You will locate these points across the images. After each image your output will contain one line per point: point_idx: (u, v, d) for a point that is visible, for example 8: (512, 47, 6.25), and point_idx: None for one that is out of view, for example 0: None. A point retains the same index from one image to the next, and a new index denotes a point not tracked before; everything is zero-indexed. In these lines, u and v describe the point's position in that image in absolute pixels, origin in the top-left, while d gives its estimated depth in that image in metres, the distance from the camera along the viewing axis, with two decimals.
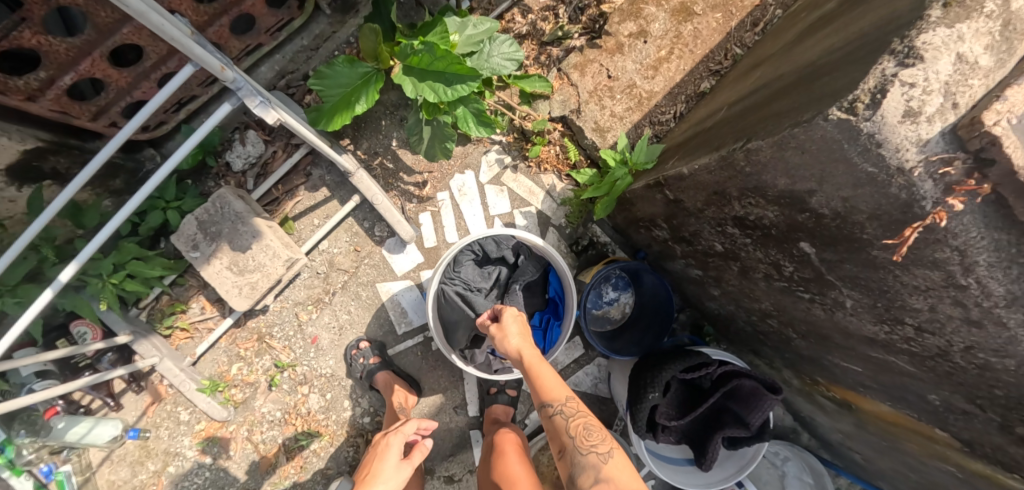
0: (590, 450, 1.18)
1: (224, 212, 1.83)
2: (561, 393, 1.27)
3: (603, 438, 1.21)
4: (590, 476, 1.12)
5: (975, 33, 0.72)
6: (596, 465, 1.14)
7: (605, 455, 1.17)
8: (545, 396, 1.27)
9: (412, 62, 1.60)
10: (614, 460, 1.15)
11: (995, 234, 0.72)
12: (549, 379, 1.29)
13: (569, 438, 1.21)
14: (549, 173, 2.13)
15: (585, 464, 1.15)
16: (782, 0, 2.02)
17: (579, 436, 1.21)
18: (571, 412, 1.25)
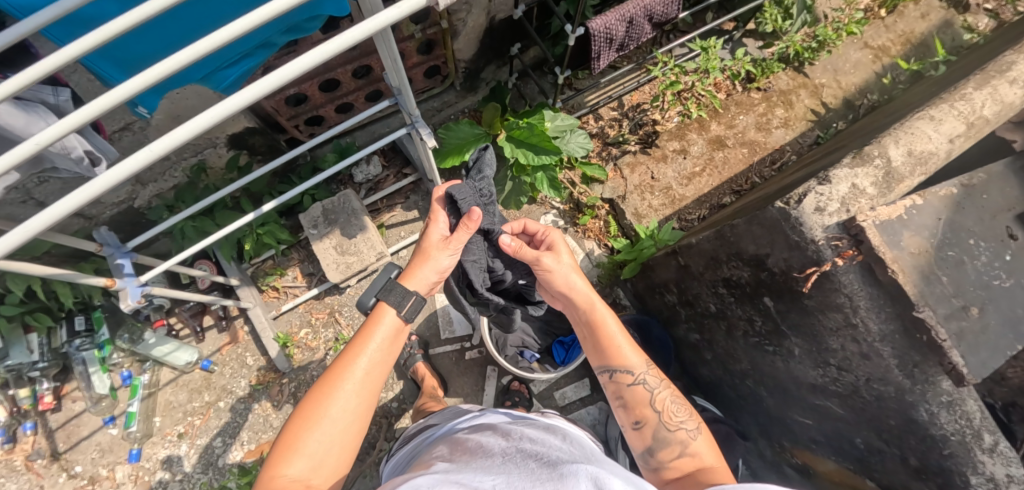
0: (674, 427, 1.30)
1: (344, 206, 2.41)
2: (637, 360, 1.36)
3: (685, 411, 1.34)
4: (675, 451, 1.25)
5: (866, 175, 1.26)
6: (682, 442, 1.27)
7: (692, 431, 1.29)
8: (620, 359, 1.35)
9: (514, 134, 2.21)
10: (700, 438, 1.28)
11: (868, 289, 1.19)
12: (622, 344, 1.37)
13: (650, 409, 1.33)
14: (590, 240, 2.56)
15: (670, 438, 1.28)
16: (798, 150, 2.61)
17: (663, 411, 1.33)
18: (652, 382, 1.35)
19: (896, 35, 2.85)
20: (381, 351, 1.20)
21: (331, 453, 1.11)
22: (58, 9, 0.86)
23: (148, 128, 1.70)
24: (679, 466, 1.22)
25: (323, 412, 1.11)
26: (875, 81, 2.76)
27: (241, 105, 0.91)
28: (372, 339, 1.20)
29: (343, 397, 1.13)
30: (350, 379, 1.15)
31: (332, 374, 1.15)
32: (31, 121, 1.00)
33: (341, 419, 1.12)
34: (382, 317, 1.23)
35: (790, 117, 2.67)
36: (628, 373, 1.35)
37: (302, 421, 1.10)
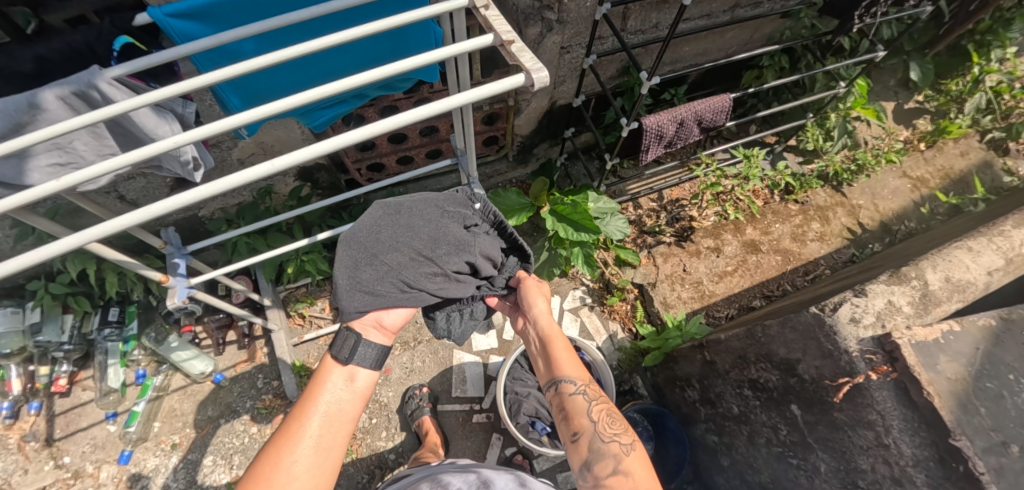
0: (612, 438, 1.23)
1: None
2: (576, 373, 1.34)
3: (624, 427, 1.27)
4: (607, 464, 1.16)
5: (902, 293, 1.30)
6: (615, 455, 1.18)
7: (627, 445, 1.21)
8: (564, 374, 1.33)
9: (557, 209, 2.33)
10: (634, 452, 1.19)
11: (902, 409, 1.17)
12: (566, 360, 1.37)
13: (587, 420, 1.27)
14: (615, 322, 2.55)
15: (605, 451, 1.19)
16: (831, 267, 2.63)
17: (600, 422, 1.27)
18: (591, 396, 1.31)
19: (934, 169, 2.96)
20: (340, 400, 1.13)
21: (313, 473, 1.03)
22: (217, 40, 1.05)
23: (234, 148, 1.82)
24: (611, 479, 1.13)
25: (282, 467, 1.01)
26: (913, 209, 2.82)
27: (339, 145, 1.05)
28: (328, 385, 1.15)
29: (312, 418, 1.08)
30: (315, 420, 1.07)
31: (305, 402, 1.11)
32: (159, 123, 1.16)
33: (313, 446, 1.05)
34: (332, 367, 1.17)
35: (826, 231, 2.73)
36: (570, 382, 1.32)
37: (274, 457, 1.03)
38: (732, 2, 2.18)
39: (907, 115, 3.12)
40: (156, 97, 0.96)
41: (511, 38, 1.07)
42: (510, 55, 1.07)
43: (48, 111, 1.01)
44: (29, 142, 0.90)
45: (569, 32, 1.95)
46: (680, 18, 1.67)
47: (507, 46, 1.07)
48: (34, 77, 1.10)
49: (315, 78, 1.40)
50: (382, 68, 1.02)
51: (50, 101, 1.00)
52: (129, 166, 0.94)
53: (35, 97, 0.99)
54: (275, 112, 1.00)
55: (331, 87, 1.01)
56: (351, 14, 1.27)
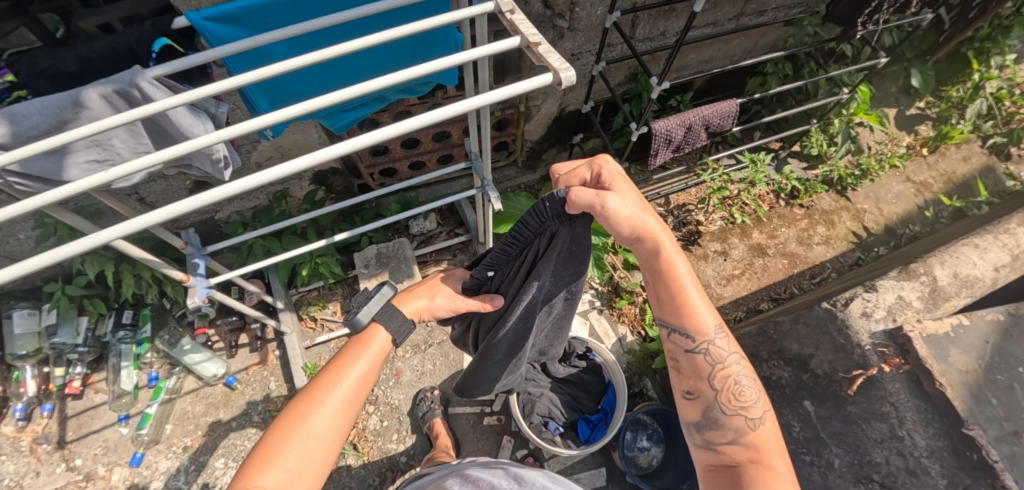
0: (735, 410, 1.14)
1: (396, 252, 2.45)
2: (710, 323, 1.18)
3: (756, 396, 1.16)
4: (727, 435, 1.12)
5: (911, 288, 1.35)
6: (740, 428, 1.11)
7: (753, 421, 1.12)
8: (692, 326, 1.17)
9: None
10: (763, 428, 1.11)
11: (915, 400, 1.21)
12: (694, 298, 1.18)
13: (704, 382, 1.18)
14: (624, 326, 2.52)
15: (726, 421, 1.13)
16: (838, 269, 2.67)
17: (724, 390, 1.16)
18: (720, 351, 1.18)
19: (937, 174, 3.02)
20: (363, 374, 1.12)
21: (288, 470, 0.98)
22: (253, 42, 1.09)
23: (253, 152, 1.87)
24: (733, 453, 1.09)
25: (298, 427, 1.02)
26: (917, 213, 2.88)
27: (372, 140, 1.08)
28: (356, 361, 1.13)
29: (329, 400, 1.06)
30: (338, 389, 1.07)
31: (333, 370, 1.11)
32: (194, 123, 1.21)
33: (310, 441, 1.02)
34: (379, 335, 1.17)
35: (831, 235, 2.77)
36: (685, 336, 1.18)
37: (268, 441, 1.01)
38: (737, 11, 2.24)
39: (909, 121, 3.18)
40: (197, 96, 0.99)
41: (537, 40, 1.11)
42: (536, 57, 1.11)
43: (91, 109, 1.05)
44: (77, 137, 0.94)
45: (580, 40, 2.01)
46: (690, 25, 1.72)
47: (533, 47, 1.11)
48: (76, 77, 1.15)
49: (340, 81, 1.44)
50: (413, 68, 1.06)
51: (94, 99, 1.05)
52: (171, 159, 0.97)
53: (80, 96, 1.03)
54: (311, 109, 1.03)
55: (364, 86, 1.05)
56: (374, 20, 1.32)
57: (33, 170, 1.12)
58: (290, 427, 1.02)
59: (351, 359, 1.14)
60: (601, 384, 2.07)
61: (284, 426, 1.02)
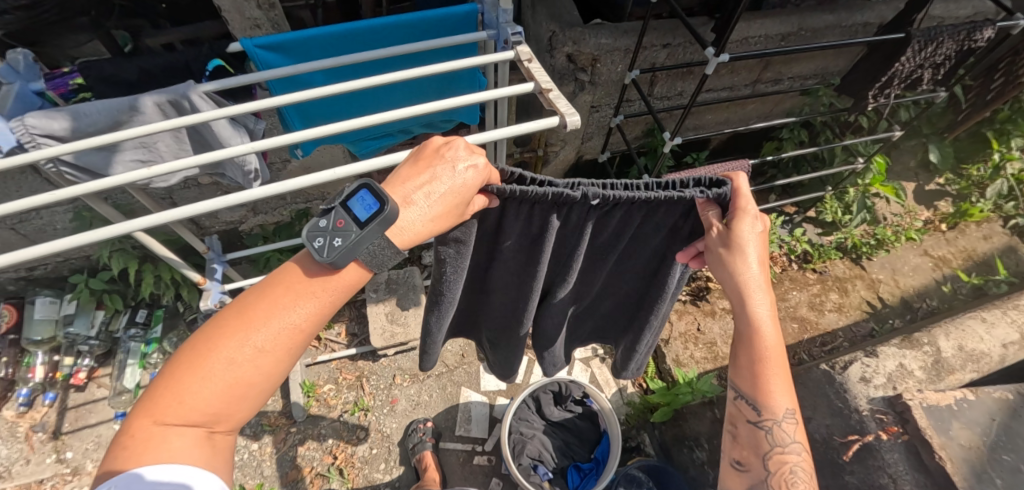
0: (781, 484, 0.99)
1: (405, 280, 2.47)
2: (781, 404, 1.04)
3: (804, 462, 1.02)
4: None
5: (913, 358, 1.41)
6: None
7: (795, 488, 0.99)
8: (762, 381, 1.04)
9: None
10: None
11: (915, 474, 1.19)
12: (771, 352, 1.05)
13: (756, 451, 1.04)
14: (625, 376, 2.49)
15: (767, 485, 0.98)
16: (850, 338, 2.62)
17: (778, 470, 1.01)
18: (786, 430, 1.02)
19: (955, 250, 2.99)
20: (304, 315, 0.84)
21: (196, 416, 0.79)
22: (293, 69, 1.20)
23: (283, 171, 1.99)
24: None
25: (214, 359, 0.79)
26: (934, 288, 2.83)
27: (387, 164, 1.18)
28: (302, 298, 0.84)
29: (253, 339, 0.80)
30: (268, 325, 0.81)
31: (268, 300, 0.83)
32: (233, 135, 1.31)
33: (220, 386, 0.79)
34: (347, 270, 0.87)
35: (844, 303, 2.73)
36: (752, 407, 1.05)
37: (173, 374, 0.79)
38: (753, 78, 2.33)
39: (927, 196, 3.19)
40: (236, 112, 1.09)
41: (549, 87, 1.20)
42: (547, 102, 1.20)
43: (144, 115, 1.16)
44: (126, 137, 1.04)
45: (599, 93, 2.11)
46: (704, 85, 1.79)
47: (545, 93, 1.20)
48: (136, 86, 1.27)
49: (369, 109, 1.55)
50: (434, 103, 1.15)
51: (148, 106, 1.15)
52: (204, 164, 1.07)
53: (137, 102, 1.14)
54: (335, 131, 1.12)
55: (387, 115, 1.14)
56: (406, 58, 1.43)
57: (83, 162, 1.22)
58: (198, 364, 0.79)
59: (297, 291, 0.85)
60: (595, 432, 2.02)
61: (193, 362, 0.79)
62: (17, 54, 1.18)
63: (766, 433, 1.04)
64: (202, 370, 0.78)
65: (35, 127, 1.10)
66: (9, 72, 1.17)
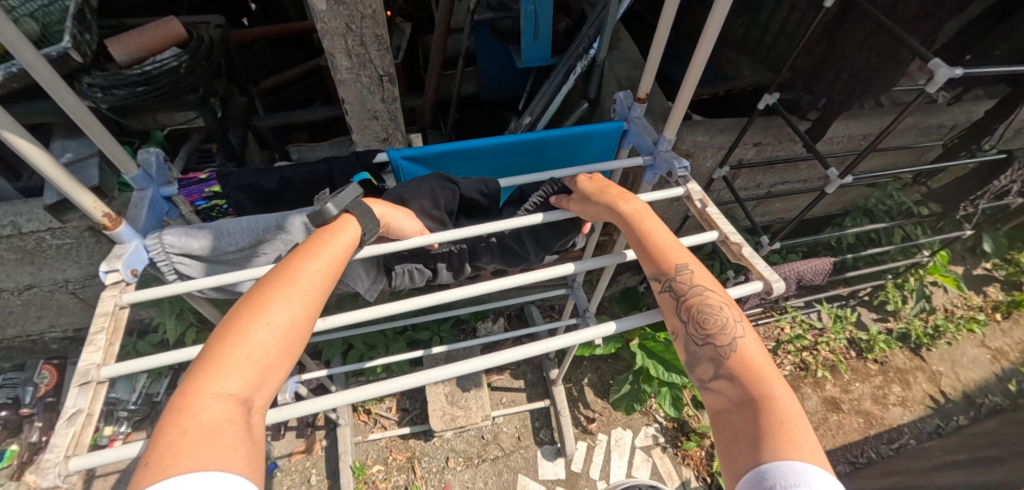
0: (707, 339, 0.93)
1: (466, 358, 2.41)
2: (679, 257, 1.00)
3: (727, 311, 0.95)
4: (706, 369, 0.91)
5: None
6: (716, 358, 0.90)
7: (729, 344, 0.90)
8: (662, 259, 1.01)
9: (648, 344, 2.32)
10: (747, 344, 0.90)
11: None
12: (664, 240, 1.03)
13: (678, 318, 0.98)
14: (689, 468, 2.37)
15: (705, 353, 0.92)
16: (916, 436, 2.56)
17: (694, 319, 0.95)
18: (688, 282, 0.98)
19: (1013, 341, 2.93)
20: (334, 254, 0.90)
21: (246, 377, 0.72)
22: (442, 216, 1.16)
23: None
24: (732, 396, 0.86)
25: (257, 319, 0.76)
26: (997, 383, 2.77)
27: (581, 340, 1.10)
28: (338, 238, 0.93)
29: (309, 279, 0.84)
30: (307, 272, 0.84)
31: (297, 257, 0.86)
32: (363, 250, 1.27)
33: (273, 335, 0.76)
34: (348, 222, 0.97)
35: (908, 396, 2.66)
36: (657, 278, 1.01)
37: (223, 332, 0.74)
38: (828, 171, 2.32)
39: (976, 281, 3.16)
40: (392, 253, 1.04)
41: (739, 240, 1.04)
42: (736, 256, 1.03)
43: (288, 234, 1.06)
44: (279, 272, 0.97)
45: None
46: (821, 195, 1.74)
47: (734, 246, 1.04)
48: (272, 193, 1.19)
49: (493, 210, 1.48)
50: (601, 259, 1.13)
51: (296, 225, 1.05)
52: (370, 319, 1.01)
53: (285, 221, 1.04)
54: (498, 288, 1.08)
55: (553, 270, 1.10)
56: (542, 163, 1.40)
57: None
58: (254, 316, 0.76)
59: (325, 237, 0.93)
60: None
61: (250, 311, 0.77)
62: (149, 155, 1.03)
63: (672, 294, 0.98)
64: (250, 316, 0.76)
65: (172, 246, 0.98)
66: (144, 177, 1.04)
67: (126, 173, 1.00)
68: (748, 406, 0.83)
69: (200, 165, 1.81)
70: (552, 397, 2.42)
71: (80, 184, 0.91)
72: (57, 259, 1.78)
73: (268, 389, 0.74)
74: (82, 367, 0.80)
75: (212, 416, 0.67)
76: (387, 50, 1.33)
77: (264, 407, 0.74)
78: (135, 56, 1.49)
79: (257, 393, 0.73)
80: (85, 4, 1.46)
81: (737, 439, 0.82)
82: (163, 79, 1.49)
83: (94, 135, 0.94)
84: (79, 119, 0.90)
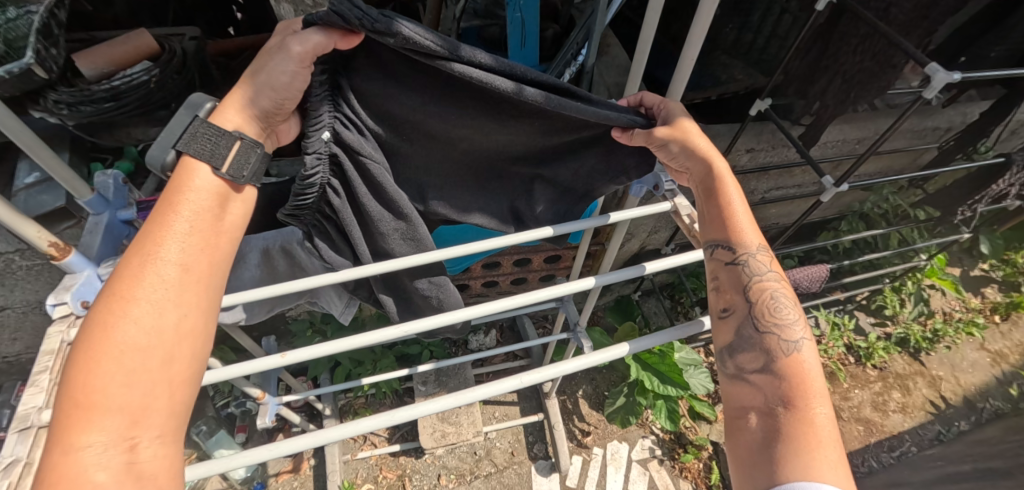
0: (768, 330, 0.88)
1: (457, 373, 2.36)
2: (753, 238, 0.95)
3: (790, 314, 0.89)
4: (757, 358, 0.87)
5: None
6: (770, 351, 0.86)
7: (792, 344, 0.85)
8: (737, 236, 0.95)
9: (642, 356, 2.27)
10: (806, 350, 0.85)
11: None
12: (740, 218, 0.96)
13: (740, 299, 0.93)
14: (687, 482, 2.31)
15: (758, 342, 0.88)
16: (918, 443, 2.50)
17: (760, 306, 0.91)
18: (761, 266, 0.94)
19: (1013, 344, 2.88)
20: (192, 236, 0.77)
21: (119, 419, 0.63)
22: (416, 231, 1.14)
23: None
24: (782, 395, 0.81)
25: (105, 355, 0.65)
26: (998, 387, 2.72)
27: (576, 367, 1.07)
28: (181, 214, 0.78)
29: (159, 277, 0.72)
30: (156, 275, 0.72)
31: (133, 261, 0.72)
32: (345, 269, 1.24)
33: (130, 360, 0.66)
34: (192, 184, 0.81)
35: (908, 403, 2.61)
36: (726, 248, 0.95)
37: (70, 380, 0.64)
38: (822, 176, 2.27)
39: (974, 282, 3.12)
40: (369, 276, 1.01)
41: None
42: None
43: None
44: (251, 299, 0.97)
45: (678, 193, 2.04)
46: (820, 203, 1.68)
47: None
48: None
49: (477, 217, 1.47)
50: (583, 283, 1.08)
51: None
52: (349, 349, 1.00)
53: None
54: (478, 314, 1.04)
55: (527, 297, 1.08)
56: None
57: None
58: (99, 350, 0.66)
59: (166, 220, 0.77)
60: None
61: (92, 347, 0.66)
62: (107, 178, 1.00)
63: (745, 271, 0.93)
64: (99, 351, 0.65)
65: None
66: (100, 202, 0.99)
67: (79, 197, 0.96)
68: (784, 411, 0.78)
69: None
70: (546, 410, 2.36)
71: (23, 214, 0.87)
72: (29, 280, 1.72)
73: (154, 418, 0.66)
74: (23, 411, 0.75)
75: (86, 477, 0.59)
76: None
77: (163, 438, 0.66)
78: (105, 70, 1.44)
79: (142, 428, 0.64)
80: (53, 18, 1.39)
81: (759, 457, 0.77)
82: (132, 93, 1.44)
83: (40, 159, 0.91)
84: (26, 145, 0.87)
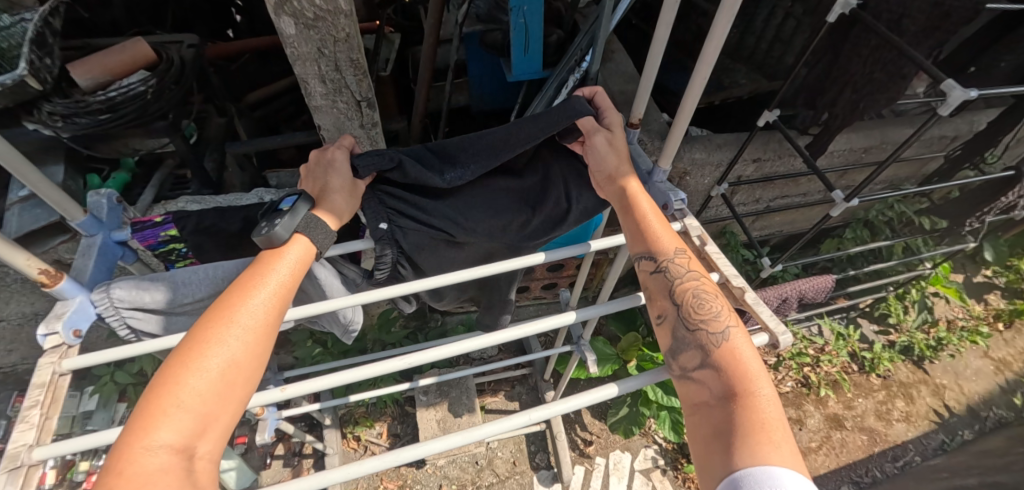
0: (697, 326, 0.89)
1: (459, 382, 2.34)
2: (670, 243, 0.97)
3: (717, 304, 0.91)
4: (694, 357, 0.87)
5: None
6: (705, 347, 0.86)
7: (720, 333, 0.86)
8: (653, 243, 0.97)
9: (645, 366, 2.26)
10: (736, 338, 0.86)
11: None
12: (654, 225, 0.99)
13: (668, 303, 0.94)
14: None
15: (692, 340, 0.88)
16: (922, 452, 2.49)
17: (687, 305, 0.91)
18: (682, 268, 0.95)
19: (1016, 352, 2.87)
20: (282, 277, 0.83)
21: (187, 425, 0.66)
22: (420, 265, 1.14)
23: None
24: (723, 390, 0.81)
25: (195, 364, 0.70)
26: (1001, 395, 2.71)
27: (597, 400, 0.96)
28: (283, 259, 0.85)
29: (254, 307, 0.77)
30: (250, 302, 0.77)
31: (241, 284, 0.80)
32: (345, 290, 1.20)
33: (218, 373, 0.70)
34: (296, 240, 0.89)
35: (911, 412, 2.60)
36: (648, 258, 0.96)
37: (161, 377, 0.68)
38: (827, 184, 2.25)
39: (977, 289, 3.10)
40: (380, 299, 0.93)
41: (742, 284, 0.99)
42: (741, 302, 0.99)
43: None
44: None
45: None
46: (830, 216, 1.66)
47: (736, 290, 1.00)
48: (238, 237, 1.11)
49: None
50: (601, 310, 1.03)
51: None
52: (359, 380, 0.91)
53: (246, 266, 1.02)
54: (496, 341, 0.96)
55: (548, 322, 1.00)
56: None
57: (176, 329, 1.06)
58: (194, 355, 0.71)
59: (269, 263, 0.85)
60: None
61: (184, 355, 0.71)
62: (100, 198, 0.97)
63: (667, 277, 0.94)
64: (192, 360, 0.70)
65: (122, 300, 0.94)
66: (93, 223, 0.97)
67: (72, 219, 0.93)
68: (731, 400, 0.79)
69: (174, 192, 1.73)
70: (548, 420, 2.34)
71: (10, 242, 0.83)
72: (24, 292, 1.69)
73: (215, 433, 0.68)
74: (12, 450, 0.72)
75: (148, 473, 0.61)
76: (364, 74, 1.26)
77: (214, 456, 0.67)
78: (101, 80, 1.39)
79: (203, 438, 0.67)
80: (47, 27, 1.36)
81: (721, 442, 0.76)
82: (129, 104, 1.40)
83: (29, 182, 0.88)
84: (14, 169, 0.83)
